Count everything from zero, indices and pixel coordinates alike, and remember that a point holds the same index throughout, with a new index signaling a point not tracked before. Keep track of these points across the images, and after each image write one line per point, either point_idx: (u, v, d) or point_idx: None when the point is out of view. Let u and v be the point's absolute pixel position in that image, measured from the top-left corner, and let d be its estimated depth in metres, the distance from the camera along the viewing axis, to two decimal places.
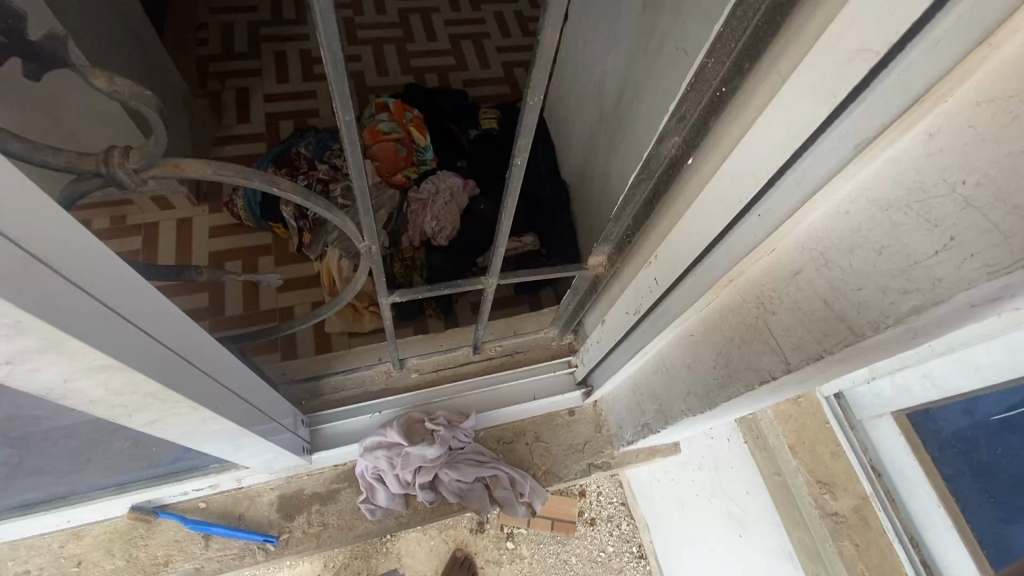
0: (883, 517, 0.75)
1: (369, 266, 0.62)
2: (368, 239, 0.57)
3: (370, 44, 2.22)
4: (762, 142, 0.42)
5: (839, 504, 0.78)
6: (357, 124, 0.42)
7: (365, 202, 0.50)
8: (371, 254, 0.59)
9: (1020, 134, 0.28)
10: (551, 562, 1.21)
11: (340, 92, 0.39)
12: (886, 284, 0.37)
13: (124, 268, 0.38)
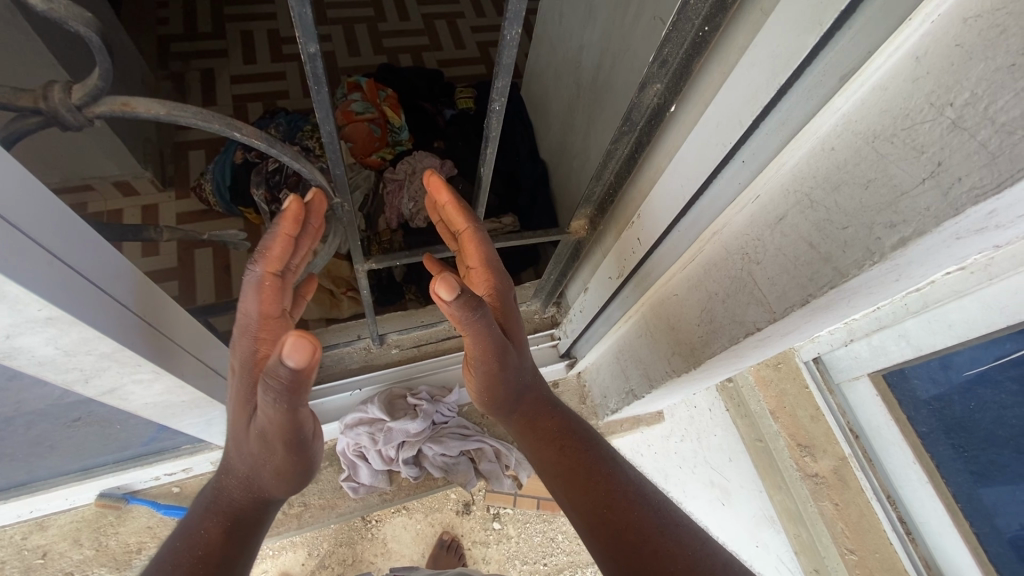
0: (860, 475, 0.87)
1: (345, 224, 0.60)
2: (340, 195, 0.55)
3: (340, 23, 2.16)
4: (747, 81, 0.41)
5: (818, 465, 0.90)
6: (322, 59, 0.38)
7: (336, 150, 0.48)
8: (345, 210, 0.57)
9: (1007, 48, 0.27)
10: (537, 541, 1.01)
11: (302, 21, 0.35)
12: (872, 220, 0.37)
13: (64, 213, 0.37)
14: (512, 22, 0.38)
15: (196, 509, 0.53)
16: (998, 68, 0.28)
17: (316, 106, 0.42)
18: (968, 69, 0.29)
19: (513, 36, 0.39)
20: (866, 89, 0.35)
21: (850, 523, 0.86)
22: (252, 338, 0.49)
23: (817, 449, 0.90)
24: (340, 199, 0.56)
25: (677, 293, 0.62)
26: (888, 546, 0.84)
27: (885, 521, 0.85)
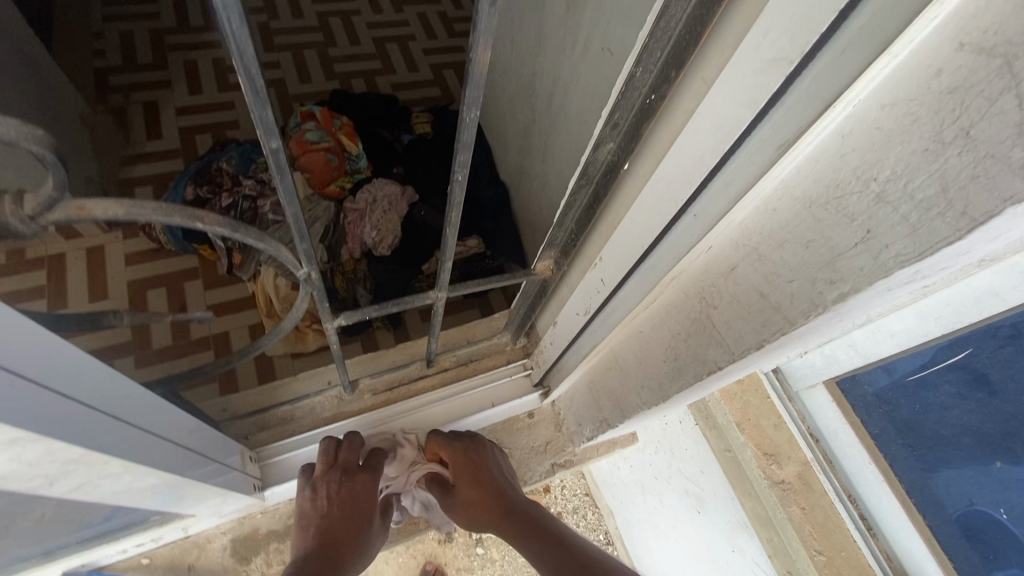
0: (823, 479, 0.90)
1: (310, 293, 0.59)
2: (305, 267, 0.54)
3: (289, 50, 2.13)
4: (693, 145, 0.44)
5: (784, 472, 0.93)
6: (284, 150, 0.39)
7: (301, 229, 0.48)
8: (310, 279, 0.56)
9: (919, 134, 0.30)
10: (523, 560, 1.15)
11: (262, 119, 0.36)
12: (814, 275, 0.40)
13: (25, 326, 0.35)
14: (470, 103, 0.39)
15: None
16: (912, 152, 0.31)
17: (278, 191, 0.43)
18: (888, 150, 0.32)
19: (471, 117, 0.41)
20: (801, 160, 0.38)
21: (815, 524, 0.88)
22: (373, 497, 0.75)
23: (781, 455, 0.93)
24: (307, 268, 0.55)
25: (643, 330, 0.65)
26: (852, 545, 0.86)
27: (842, 512, 0.88)
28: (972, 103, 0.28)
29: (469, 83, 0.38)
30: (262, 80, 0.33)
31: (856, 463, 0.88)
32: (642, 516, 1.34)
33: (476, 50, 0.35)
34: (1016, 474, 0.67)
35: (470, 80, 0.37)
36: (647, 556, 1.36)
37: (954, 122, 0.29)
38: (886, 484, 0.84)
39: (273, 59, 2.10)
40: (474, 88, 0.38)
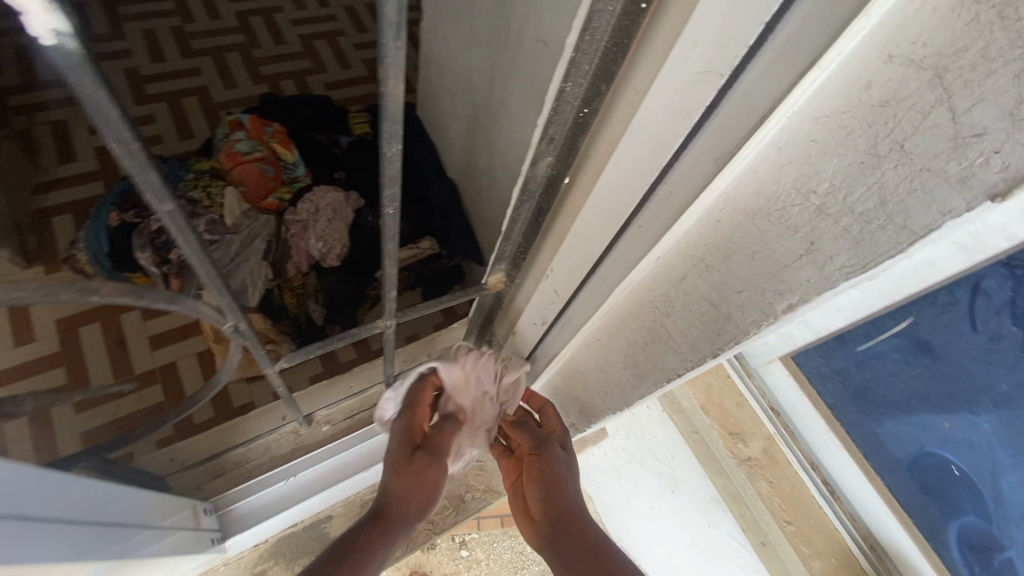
0: (786, 451, 1.05)
1: (244, 343, 0.56)
2: (231, 318, 0.52)
3: (208, 55, 1.99)
4: (631, 157, 0.42)
5: (750, 450, 1.06)
6: (182, 211, 0.38)
7: (216, 280, 0.46)
8: (239, 330, 0.54)
9: (855, 147, 0.29)
10: (508, 558, 1.13)
11: (150, 186, 0.35)
12: (762, 287, 0.39)
13: None
14: (391, 137, 0.36)
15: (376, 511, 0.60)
16: (849, 164, 0.30)
17: (182, 250, 0.41)
18: (825, 162, 0.31)
19: (395, 151, 0.38)
20: (738, 173, 0.36)
21: (784, 494, 1.02)
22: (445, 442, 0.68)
23: (747, 436, 1.06)
24: (234, 319, 0.53)
25: (600, 339, 0.63)
26: (818, 510, 1.01)
27: (807, 480, 1.03)
28: (906, 116, 0.27)
29: (386, 117, 0.35)
30: (139, 146, 0.32)
31: (814, 428, 1.02)
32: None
33: (388, 82, 0.32)
34: (969, 418, 0.80)
35: (385, 115, 0.34)
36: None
37: (889, 135, 0.28)
38: None
39: (192, 65, 1.95)
40: (393, 122, 0.35)
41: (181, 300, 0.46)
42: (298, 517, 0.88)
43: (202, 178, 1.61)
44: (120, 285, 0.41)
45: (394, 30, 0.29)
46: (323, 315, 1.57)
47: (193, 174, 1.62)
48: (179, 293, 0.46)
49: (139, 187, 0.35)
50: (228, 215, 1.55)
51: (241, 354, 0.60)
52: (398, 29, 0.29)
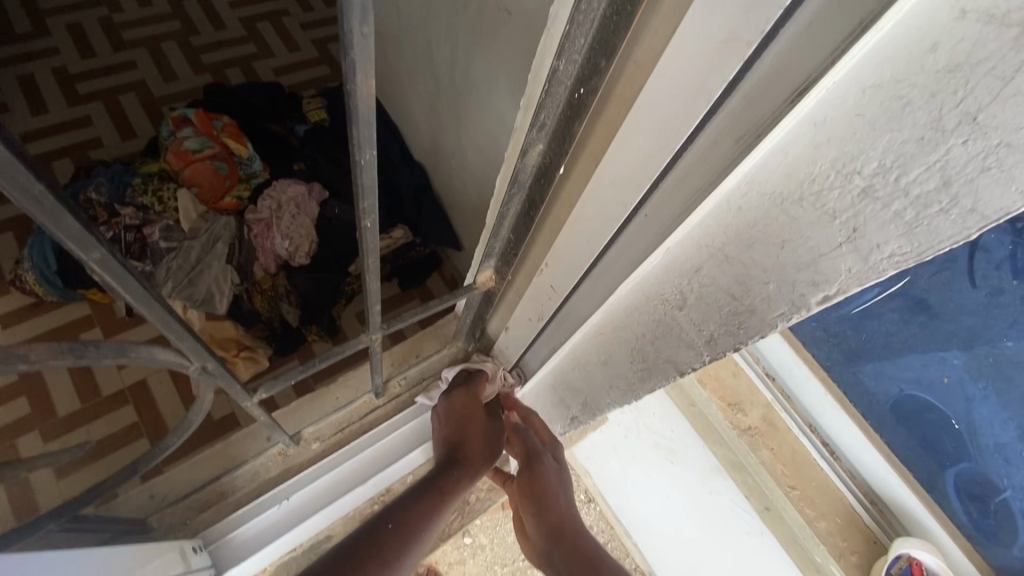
0: (785, 416, 0.98)
1: (213, 384, 0.53)
2: (195, 360, 0.49)
3: (142, 45, 1.83)
4: (636, 141, 0.37)
5: (749, 418, 1.00)
6: (116, 256, 0.37)
7: (168, 319, 0.43)
8: (207, 371, 0.51)
9: (912, 122, 0.25)
10: (513, 539, 1.12)
11: (71, 233, 0.34)
12: (793, 278, 0.35)
13: None
14: (363, 142, 0.31)
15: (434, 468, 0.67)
16: (905, 141, 0.26)
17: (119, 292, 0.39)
18: (872, 140, 0.27)
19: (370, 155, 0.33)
20: (766, 154, 0.32)
21: (784, 461, 0.97)
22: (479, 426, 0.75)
23: (744, 404, 1.00)
24: (198, 360, 0.49)
25: (602, 333, 0.59)
26: (821, 472, 0.95)
27: (808, 444, 0.97)
28: (980, 83, 0.22)
29: (358, 120, 0.29)
30: (51, 193, 0.31)
31: (809, 392, 0.95)
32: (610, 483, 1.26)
33: (356, 76, 0.26)
34: (942, 355, 0.76)
35: (354, 117, 0.29)
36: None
37: (957, 106, 0.24)
38: None
39: (125, 59, 1.80)
40: (366, 125, 0.29)
41: (129, 349, 0.41)
42: (296, 542, 0.83)
43: (151, 182, 1.50)
44: (52, 347, 0.35)
45: (358, 12, 0.23)
46: (297, 315, 1.51)
47: (139, 178, 1.51)
48: (128, 344, 0.42)
49: (58, 236, 0.34)
50: (184, 220, 1.46)
51: (212, 397, 0.55)
52: (367, 9, 0.23)
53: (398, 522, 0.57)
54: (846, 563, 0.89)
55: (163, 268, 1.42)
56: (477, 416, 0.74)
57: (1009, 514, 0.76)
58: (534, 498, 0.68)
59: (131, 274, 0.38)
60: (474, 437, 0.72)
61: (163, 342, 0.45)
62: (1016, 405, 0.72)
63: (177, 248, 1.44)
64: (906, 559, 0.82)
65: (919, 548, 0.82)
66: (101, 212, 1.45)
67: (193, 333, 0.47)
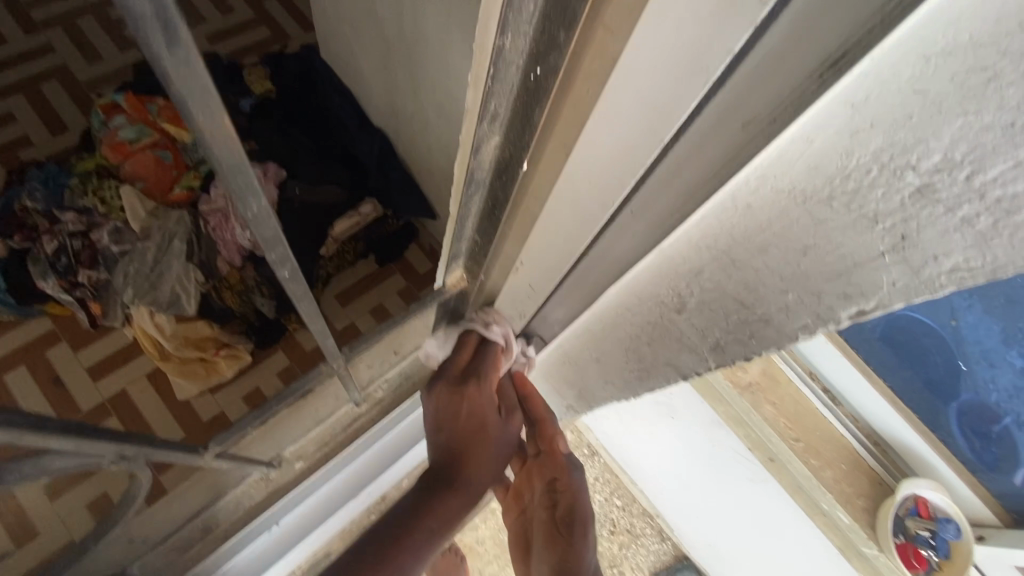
0: (785, 368, 0.83)
1: (146, 456, 0.45)
2: (105, 454, 0.40)
3: (55, 24, 1.63)
4: (611, 132, 0.30)
5: (750, 374, 0.83)
6: None
7: (52, 436, 0.34)
8: (127, 455, 0.43)
9: (997, 102, 0.18)
10: None
11: None
12: (818, 288, 0.29)
13: None
14: (239, 166, 0.24)
15: (426, 487, 0.57)
16: (985, 127, 0.19)
17: None
18: (935, 126, 0.20)
19: (259, 207, 0.28)
20: (784, 144, 0.25)
21: (788, 415, 0.82)
22: (482, 429, 0.59)
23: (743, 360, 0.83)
24: (108, 453, 0.41)
25: (592, 331, 0.53)
26: (823, 421, 0.82)
27: (811, 396, 0.82)
28: None
29: (230, 168, 0.24)
30: None
31: (808, 340, 0.79)
32: (619, 428, 1.24)
33: (187, 83, 0.19)
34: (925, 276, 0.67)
35: (214, 141, 0.22)
36: (632, 460, 1.29)
37: None
38: (869, 382, 0.76)
39: (40, 42, 1.60)
40: (228, 146, 0.23)
41: (8, 468, 0.34)
42: (294, 563, 0.83)
43: (90, 181, 1.36)
44: None
45: (170, 37, 0.18)
46: (273, 308, 1.40)
47: (77, 178, 1.37)
48: (6, 463, 0.34)
49: None
50: (133, 220, 1.33)
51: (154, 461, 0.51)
52: (169, 27, 0.18)
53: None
54: (854, 508, 0.78)
55: (120, 274, 1.33)
56: (489, 428, 0.59)
57: (1011, 438, 0.68)
58: (562, 554, 0.61)
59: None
60: (476, 454, 0.59)
61: (53, 451, 0.36)
62: (1004, 316, 0.62)
63: (130, 251, 1.34)
64: (913, 499, 0.74)
65: (926, 488, 0.74)
66: (40, 221, 1.33)
67: (93, 432, 0.38)
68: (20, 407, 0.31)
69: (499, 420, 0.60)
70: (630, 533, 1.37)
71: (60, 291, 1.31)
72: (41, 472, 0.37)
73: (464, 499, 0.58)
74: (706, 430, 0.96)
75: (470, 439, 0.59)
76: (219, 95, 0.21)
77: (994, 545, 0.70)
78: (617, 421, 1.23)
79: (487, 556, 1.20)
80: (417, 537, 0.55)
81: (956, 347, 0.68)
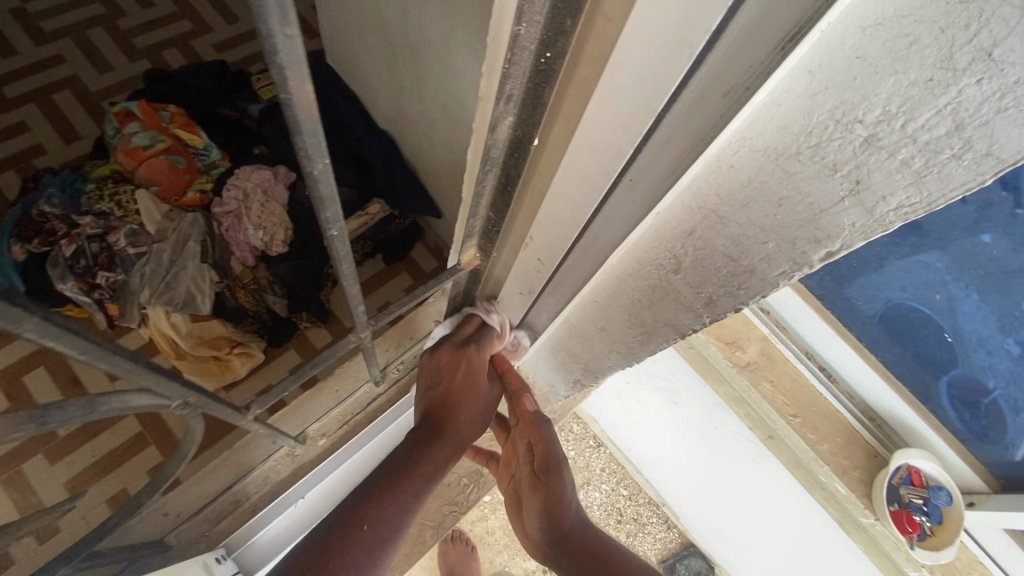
0: (783, 347, 0.87)
1: (202, 408, 0.50)
2: (176, 396, 0.45)
3: (69, 37, 1.69)
4: (612, 106, 0.34)
5: (748, 354, 0.88)
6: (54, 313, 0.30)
7: (138, 369, 0.39)
8: (190, 403, 0.47)
9: (919, 60, 0.23)
10: None
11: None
12: (793, 236, 0.34)
13: None
14: (306, 130, 0.29)
15: (420, 441, 0.65)
16: (912, 83, 0.23)
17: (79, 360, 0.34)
18: (874, 84, 0.25)
19: (323, 165, 0.33)
20: (757, 108, 0.29)
21: (785, 391, 0.86)
22: (469, 395, 0.68)
23: (740, 339, 0.87)
24: (176, 397, 0.45)
25: (598, 302, 0.57)
26: (820, 396, 0.85)
27: (806, 371, 0.86)
28: (996, 15, 0.20)
29: (300, 132, 0.29)
30: None
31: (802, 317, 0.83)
32: (623, 418, 1.29)
33: (272, 60, 0.24)
34: (918, 258, 0.70)
35: (290, 109, 0.27)
36: (636, 449, 1.33)
37: (970, 42, 0.21)
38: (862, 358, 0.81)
39: (54, 54, 1.66)
40: (299, 112, 0.27)
41: (99, 401, 0.37)
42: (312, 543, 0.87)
43: (106, 186, 1.41)
44: (11, 417, 0.32)
45: (272, 19, 0.22)
46: (286, 306, 1.46)
47: (93, 184, 1.42)
48: (97, 395, 0.38)
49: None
50: (148, 222, 1.38)
51: (202, 423, 0.56)
52: (277, 8, 0.22)
53: (371, 522, 0.56)
54: (851, 479, 0.82)
55: (137, 275, 1.37)
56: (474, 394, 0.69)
57: (999, 412, 0.72)
58: (547, 502, 0.68)
59: (86, 338, 0.33)
60: (461, 414, 0.68)
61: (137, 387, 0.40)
62: (998, 298, 0.66)
63: (146, 252, 1.38)
64: (906, 469, 0.78)
65: (917, 457, 0.78)
66: (59, 225, 1.37)
67: (171, 373, 0.42)
68: (117, 342, 0.36)
69: (484, 388, 0.70)
70: (637, 521, 1.41)
71: (79, 293, 1.36)
72: (124, 409, 0.40)
73: (450, 452, 0.66)
74: (707, 412, 1.00)
75: (457, 401, 0.67)
76: (296, 69, 0.25)
77: (984, 509, 0.74)
78: (621, 410, 1.27)
79: (498, 543, 1.24)
80: (414, 479, 0.61)
81: (947, 324, 0.72)
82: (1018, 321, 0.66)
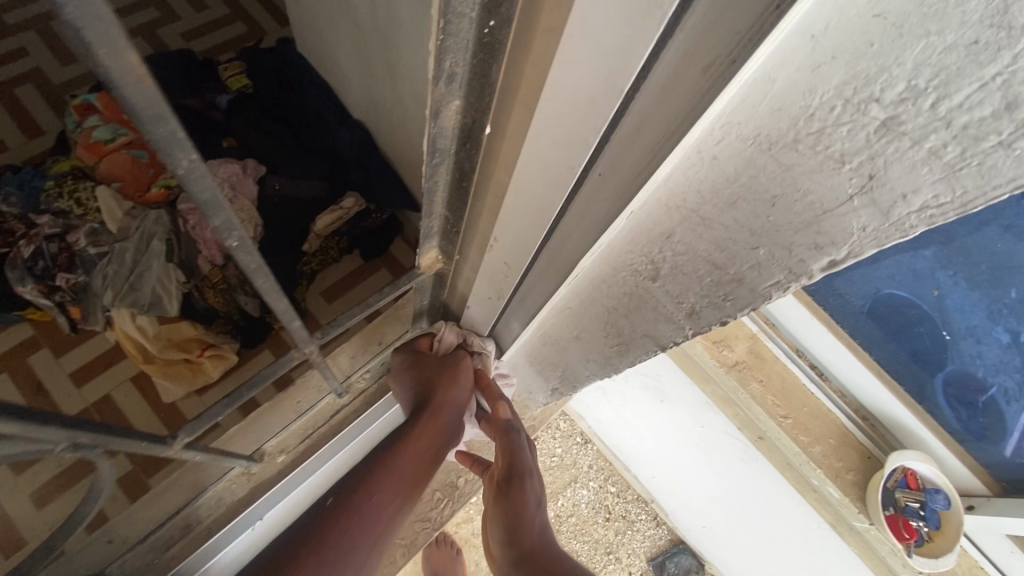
0: (773, 346, 0.81)
1: (102, 447, 0.44)
2: (58, 442, 0.38)
3: (23, 24, 1.59)
4: (569, 85, 0.28)
5: (736, 353, 0.82)
6: None
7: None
8: (81, 444, 0.41)
9: (960, 16, 0.17)
10: None
11: None
12: (789, 241, 0.28)
13: None
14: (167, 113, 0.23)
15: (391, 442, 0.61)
16: (949, 48, 0.18)
17: None
18: (897, 51, 0.19)
19: (190, 162, 0.26)
20: (745, 85, 0.24)
21: (776, 392, 0.80)
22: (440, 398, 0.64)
23: (729, 339, 0.82)
24: (54, 444, 0.38)
25: (571, 307, 0.51)
26: (812, 397, 0.80)
27: (799, 372, 0.81)
28: None
29: (160, 117, 0.23)
30: None
31: (794, 317, 0.78)
32: (610, 416, 1.24)
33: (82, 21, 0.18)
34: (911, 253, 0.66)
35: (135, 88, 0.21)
36: (625, 446, 1.29)
37: None
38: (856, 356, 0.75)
39: (8, 43, 1.56)
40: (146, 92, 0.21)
41: None
42: None
43: (64, 182, 1.33)
44: None
45: None
46: (257, 305, 1.38)
47: (53, 180, 1.34)
48: None
49: None
50: (111, 220, 1.30)
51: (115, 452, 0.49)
52: None
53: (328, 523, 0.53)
54: (844, 483, 0.78)
55: (99, 276, 1.30)
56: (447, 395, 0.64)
57: (997, 410, 0.68)
58: (510, 515, 0.65)
59: None
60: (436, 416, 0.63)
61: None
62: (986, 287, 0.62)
63: (109, 252, 1.31)
64: (902, 471, 0.74)
65: (914, 459, 0.73)
66: (17, 225, 1.29)
67: (44, 417, 0.36)
68: None
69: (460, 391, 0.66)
70: (626, 519, 1.37)
71: (38, 296, 1.28)
72: None
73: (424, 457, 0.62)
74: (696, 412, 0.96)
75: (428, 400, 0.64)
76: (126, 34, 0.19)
77: (983, 513, 0.70)
78: (609, 408, 1.22)
79: (483, 547, 1.19)
80: (383, 483, 0.58)
81: (940, 319, 0.68)
82: (1008, 308, 0.62)
